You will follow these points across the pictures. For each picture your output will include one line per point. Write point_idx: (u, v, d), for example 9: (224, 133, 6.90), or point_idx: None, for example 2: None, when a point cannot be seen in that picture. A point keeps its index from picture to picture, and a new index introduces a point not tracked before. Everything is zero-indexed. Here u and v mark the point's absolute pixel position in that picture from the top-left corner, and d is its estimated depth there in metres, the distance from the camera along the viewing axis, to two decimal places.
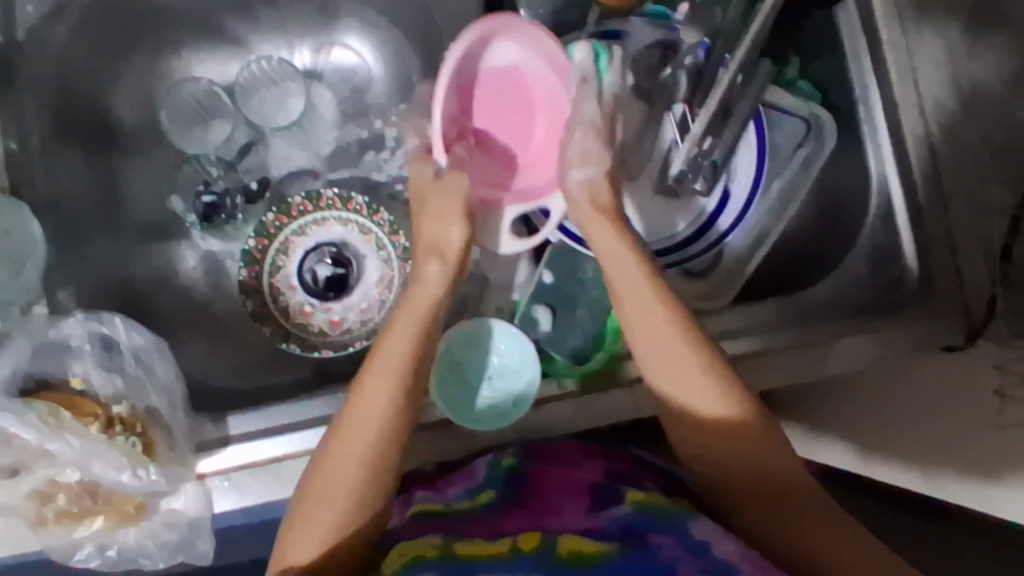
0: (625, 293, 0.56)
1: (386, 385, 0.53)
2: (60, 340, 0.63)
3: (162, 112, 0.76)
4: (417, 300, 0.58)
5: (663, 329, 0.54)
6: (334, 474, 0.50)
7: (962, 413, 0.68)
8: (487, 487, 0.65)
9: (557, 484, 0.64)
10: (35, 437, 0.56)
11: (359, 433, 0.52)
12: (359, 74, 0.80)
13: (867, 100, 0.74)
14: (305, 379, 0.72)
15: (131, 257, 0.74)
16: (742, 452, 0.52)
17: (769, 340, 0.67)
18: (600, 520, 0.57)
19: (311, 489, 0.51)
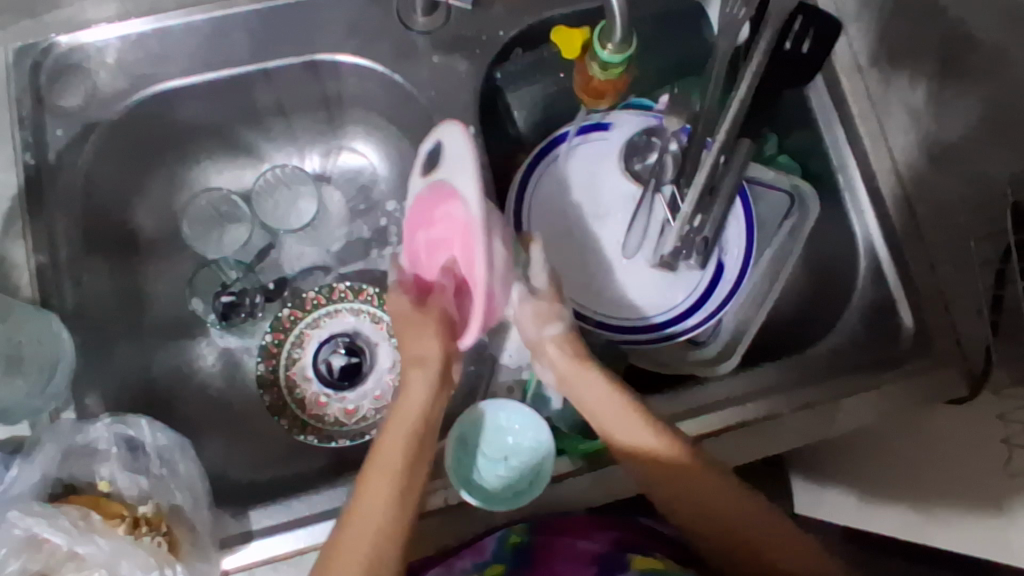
0: (594, 406, 0.63)
1: (404, 433, 0.60)
2: (87, 444, 0.64)
3: (184, 224, 0.81)
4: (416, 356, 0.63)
5: (630, 424, 0.62)
6: (365, 511, 0.56)
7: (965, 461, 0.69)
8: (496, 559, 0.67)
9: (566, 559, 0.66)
10: (66, 542, 0.57)
11: (391, 466, 0.58)
12: (365, 174, 0.86)
13: (844, 169, 0.79)
14: (325, 466, 0.74)
15: (153, 361, 0.77)
16: (699, 492, 0.60)
17: (777, 404, 0.69)
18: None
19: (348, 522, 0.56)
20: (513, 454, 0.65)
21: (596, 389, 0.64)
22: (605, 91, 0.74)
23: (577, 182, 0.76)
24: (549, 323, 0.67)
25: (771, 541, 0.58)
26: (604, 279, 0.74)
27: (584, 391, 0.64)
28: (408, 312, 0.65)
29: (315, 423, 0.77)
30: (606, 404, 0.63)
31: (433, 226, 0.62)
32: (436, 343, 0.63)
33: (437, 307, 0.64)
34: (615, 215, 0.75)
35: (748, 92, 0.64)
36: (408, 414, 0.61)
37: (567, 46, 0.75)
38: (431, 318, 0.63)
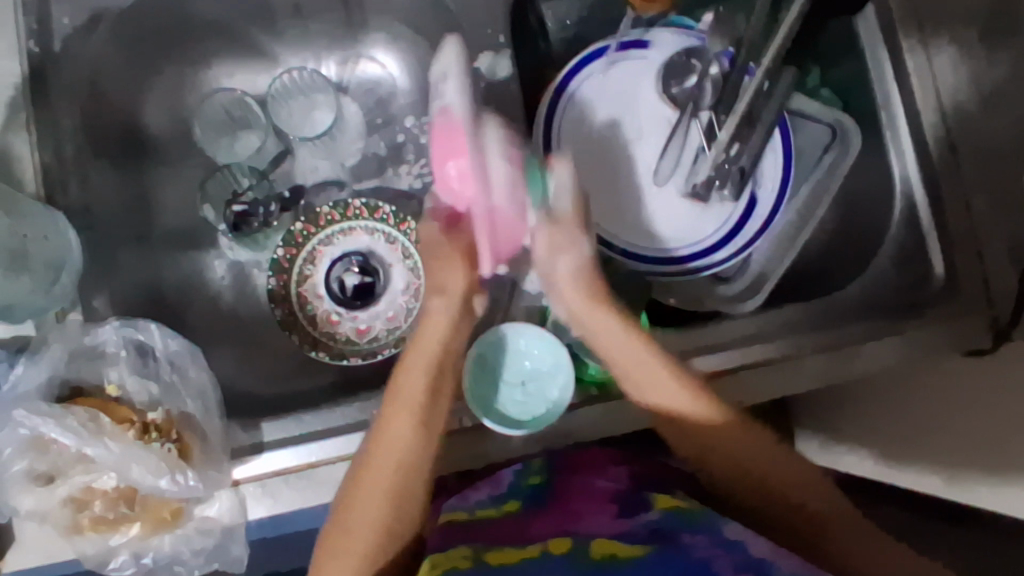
0: (625, 359, 0.60)
1: (423, 367, 0.58)
2: (96, 347, 0.63)
3: (196, 125, 0.78)
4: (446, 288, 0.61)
5: (663, 379, 0.59)
6: (388, 456, 0.55)
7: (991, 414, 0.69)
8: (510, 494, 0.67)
9: (579, 494, 0.65)
10: (75, 442, 0.56)
11: (411, 400, 0.57)
12: (383, 86, 0.81)
13: (888, 106, 0.75)
14: (335, 384, 0.73)
15: (160, 267, 0.74)
16: (744, 451, 0.57)
17: (798, 345, 0.68)
18: (628, 524, 0.58)
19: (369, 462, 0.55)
20: (532, 379, 0.64)
21: (619, 339, 0.60)
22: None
23: (611, 103, 0.72)
24: (559, 254, 0.61)
25: (824, 509, 0.54)
26: (633, 206, 0.72)
27: (614, 340, 0.60)
28: (437, 243, 0.61)
29: (326, 340, 0.75)
30: (635, 357, 0.59)
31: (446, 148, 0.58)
32: (461, 275, 0.61)
33: (465, 237, 0.61)
34: (647, 142, 0.72)
35: (796, 21, 0.61)
36: (426, 347, 0.59)
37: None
38: (458, 247, 0.61)
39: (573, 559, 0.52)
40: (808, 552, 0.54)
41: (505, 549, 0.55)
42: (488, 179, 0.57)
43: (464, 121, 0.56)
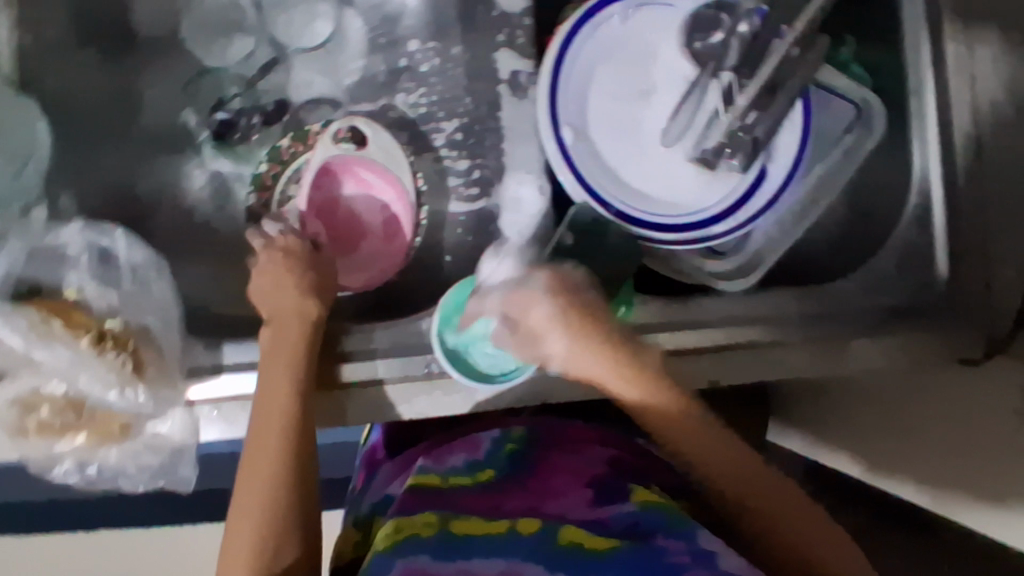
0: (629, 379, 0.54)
1: (284, 359, 0.57)
2: (55, 247, 0.61)
3: (184, 21, 0.72)
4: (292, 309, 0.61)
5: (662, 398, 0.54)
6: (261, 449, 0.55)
7: (978, 427, 0.68)
8: (487, 465, 0.63)
9: (561, 474, 0.60)
10: (23, 343, 0.55)
11: (272, 397, 0.56)
12: (392, 1, 0.75)
13: (919, 93, 0.71)
14: None
15: (136, 167, 0.70)
16: (720, 464, 0.53)
17: (785, 332, 0.66)
18: (604, 513, 0.54)
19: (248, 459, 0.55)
20: None
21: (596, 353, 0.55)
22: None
23: (626, 49, 0.68)
24: (541, 332, 0.56)
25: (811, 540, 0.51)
26: (634, 164, 0.67)
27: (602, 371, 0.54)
28: (275, 266, 0.63)
29: None
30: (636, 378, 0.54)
31: (349, 180, 0.73)
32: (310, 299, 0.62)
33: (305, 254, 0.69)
34: (660, 97, 0.68)
35: None
36: (283, 346, 0.58)
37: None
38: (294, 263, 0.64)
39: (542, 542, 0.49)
40: (771, 554, 0.51)
41: (473, 519, 0.53)
42: (374, 217, 0.73)
43: (385, 167, 0.72)
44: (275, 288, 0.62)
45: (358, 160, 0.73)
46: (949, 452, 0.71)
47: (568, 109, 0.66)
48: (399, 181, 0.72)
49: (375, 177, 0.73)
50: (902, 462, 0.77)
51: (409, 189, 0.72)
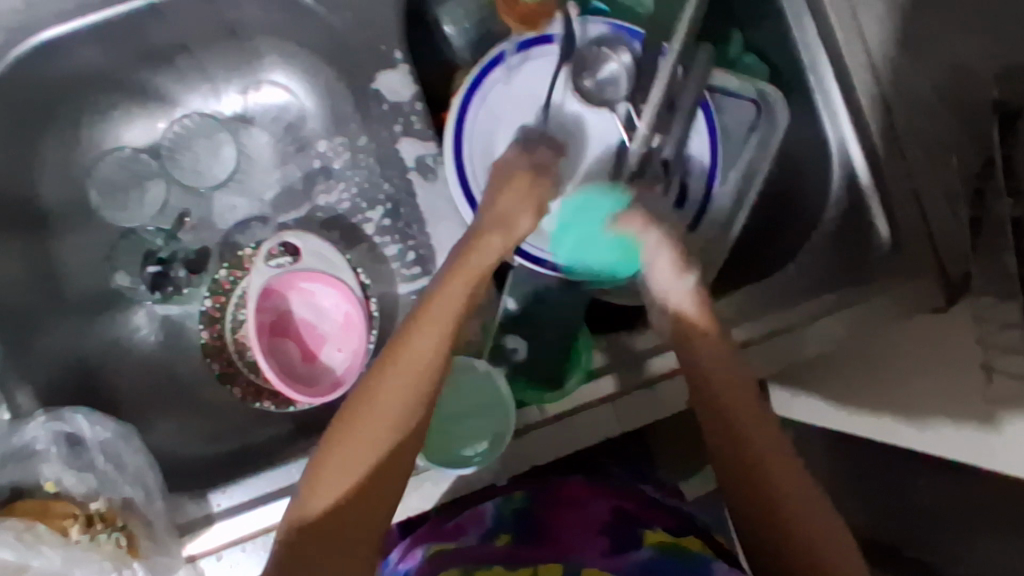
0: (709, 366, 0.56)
1: (434, 336, 0.53)
2: (24, 446, 0.61)
3: (92, 188, 0.74)
4: (454, 296, 0.55)
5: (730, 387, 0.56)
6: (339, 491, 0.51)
7: (942, 372, 0.62)
8: (500, 529, 0.65)
9: (570, 528, 0.64)
10: (15, 556, 0.55)
11: (415, 367, 0.53)
12: (291, 111, 0.77)
13: (815, 70, 0.71)
14: (287, 434, 0.71)
15: (84, 338, 0.72)
16: (756, 445, 0.55)
17: (755, 328, 0.66)
18: (619, 561, 0.58)
19: (353, 421, 0.52)
20: (472, 412, 0.62)
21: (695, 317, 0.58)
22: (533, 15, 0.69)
23: (520, 106, 0.69)
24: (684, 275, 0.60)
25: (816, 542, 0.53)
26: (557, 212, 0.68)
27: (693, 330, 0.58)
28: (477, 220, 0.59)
29: (270, 389, 0.72)
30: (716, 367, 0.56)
31: (291, 290, 0.74)
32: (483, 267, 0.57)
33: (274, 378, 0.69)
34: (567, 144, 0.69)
35: None
36: (444, 313, 0.55)
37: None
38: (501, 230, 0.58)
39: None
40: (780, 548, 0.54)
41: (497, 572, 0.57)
42: (325, 321, 0.74)
43: (323, 271, 0.73)
44: (467, 258, 0.57)
45: (296, 272, 0.73)
46: (937, 395, 0.60)
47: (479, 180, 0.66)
48: (340, 283, 0.73)
49: (315, 283, 0.73)
50: (920, 399, 0.61)
51: (354, 290, 0.72)
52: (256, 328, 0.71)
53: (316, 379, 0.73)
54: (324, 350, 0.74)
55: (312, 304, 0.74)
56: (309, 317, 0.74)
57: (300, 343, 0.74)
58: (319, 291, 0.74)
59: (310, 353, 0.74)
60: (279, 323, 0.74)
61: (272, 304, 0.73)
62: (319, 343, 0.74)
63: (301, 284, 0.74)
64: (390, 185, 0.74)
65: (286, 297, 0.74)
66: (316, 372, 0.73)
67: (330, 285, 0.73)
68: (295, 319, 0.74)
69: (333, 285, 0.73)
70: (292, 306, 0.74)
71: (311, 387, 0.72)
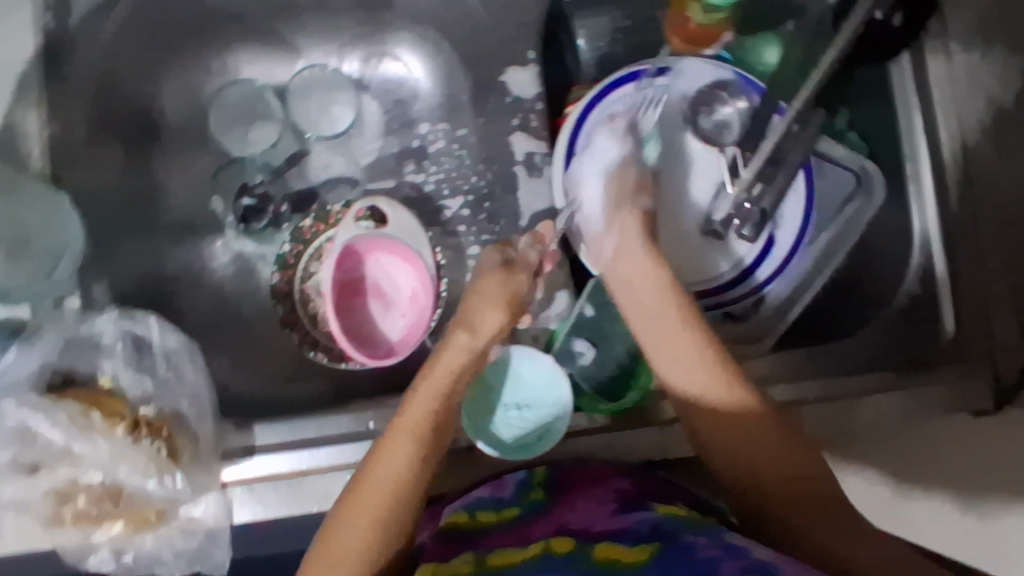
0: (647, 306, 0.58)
1: (407, 442, 0.54)
2: (91, 336, 0.62)
3: (213, 112, 0.76)
4: (449, 358, 0.58)
5: (690, 348, 0.55)
6: (361, 512, 0.51)
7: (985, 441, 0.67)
8: (512, 498, 0.62)
9: (583, 493, 0.61)
10: (64, 437, 0.56)
11: (388, 478, 0.52)
12: (406, 87, 0.79)
13: (914, 158, 0.74)
14: (326, 395, 0.72)
15: (161, 255, 0.73)
16: (753, 452, 0.52)
17: (809, 390, 0.66)
18: (626, 522, 0.56)
19: (330, 544, 0.50)
20: (529, 404, 0.64)
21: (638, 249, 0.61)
22: (703, 37, 0.72)
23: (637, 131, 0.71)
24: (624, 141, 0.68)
25: (768, 468, 0.52)
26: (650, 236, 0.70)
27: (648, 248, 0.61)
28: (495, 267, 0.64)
29: (327, 342, 0.73)
30: (656, 306, 0.57)
31: (370, 256, 0.75)
32: (496, 324, 0.61)
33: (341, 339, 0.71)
34: (671, 173, 0.70)
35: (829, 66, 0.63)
36: (413, 419, 0.55)
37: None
38: (496, 290, 0.62)
39: (572, 562, 0.51)
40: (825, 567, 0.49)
41: (506, 551, 0.55)
42: (396, 292, 0.76)
43: (404, 245, 0.74)
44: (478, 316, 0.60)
45: (378, 240, 0.74)
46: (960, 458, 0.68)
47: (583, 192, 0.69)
48: (417, 258, 0.74)
49: (393, 255, 0.75)
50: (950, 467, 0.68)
51: (428, 267, 0.74)
52: (330, 287, 0.72)
53: (379, 344, 0.74)
54: (392, 320, 0.75)
55: (385, 273, 0.76)
56: (383, 285, 0.76)
57: (369, 308, 0.76)
58: (395, 265, 0.75)
59: (378, 319, 0.76)
60: (354, 283, 0.75)
61: (354, 268, 0.75)
62: (388, 311, 0.76)
63: (381, 253, 0.75)
64: (479, 180, 0.77)
65: (362, 262, 0.75)
66: (381, 338, 0.75)
67: (409, 260, 0.75)
68: (368, 284, 0.76)
69: (412, 262, 0.75)
70: (367, 273, 0.76)
71: (374, 349, 0.74)
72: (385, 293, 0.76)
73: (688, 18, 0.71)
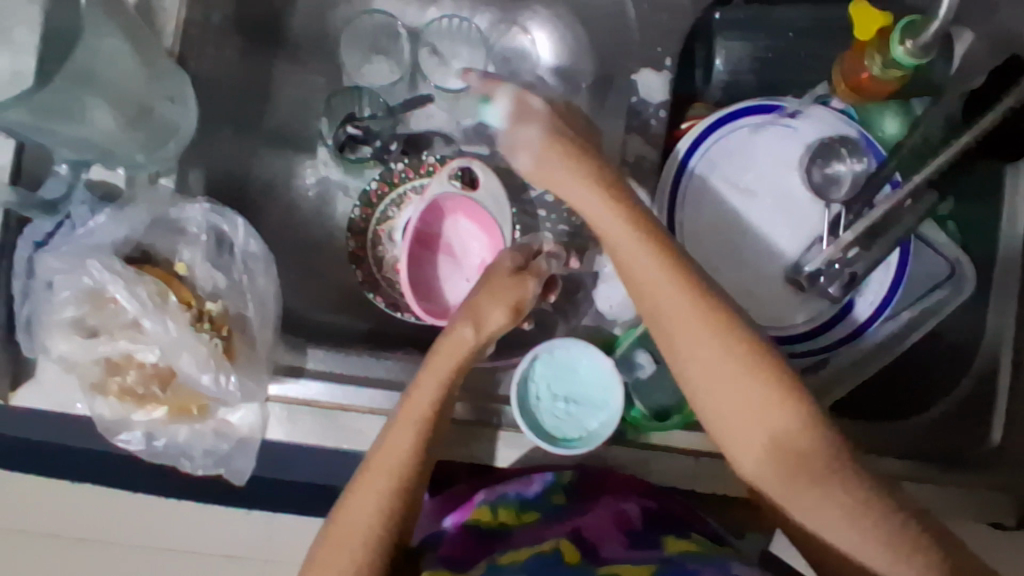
0: (660, 311, 0.51)
1: (411, 427, 0.55)
2: (179, 222, 0.62)
3: (343, 37, 0.77)
4: (454, 346, 0.58)
5: (689, 327, 0.50)
6: (365, 493, 0.53)
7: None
8: (535, 504, 0.62)
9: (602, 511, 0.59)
10: (137, 310, 0.57)
11: (392, 460, 0.54)
12: (528, 62, 0.79)
13: (1006, 262, 0.73)
14: (361, 333, 0.72)
15: (255, 159, 0.73)
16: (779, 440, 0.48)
17: None
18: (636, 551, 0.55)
19: (345, 513, 0.53)
20: (577, 401, 0.64)
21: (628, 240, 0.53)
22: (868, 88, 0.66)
23: (748, 163, 0.70)
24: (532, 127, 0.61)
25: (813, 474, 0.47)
26: (734, 268, 0.69)
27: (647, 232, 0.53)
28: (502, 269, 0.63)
29: (386, 287, 0.73)
30: (659, 287, 0.51)
31: (451, 215, 0.75)
32: (503, 317, 0.59)
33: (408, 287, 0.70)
34: (770, 213, 0.70)
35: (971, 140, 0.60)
36: (419, 403, 0.56)
37: (863, 26, 0.65)
38: (506, 287, 0.61)
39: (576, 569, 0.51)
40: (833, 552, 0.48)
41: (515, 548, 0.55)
42: (468, 257, 0.75)
43: (490, 214, 0.74)
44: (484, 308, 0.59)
45: (465, 202, 0.74)
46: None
47: (684, 208, 0.69)
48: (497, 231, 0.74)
49: (475, 221, 0.75)
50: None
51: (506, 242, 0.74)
52: (409, 232, 0.71)
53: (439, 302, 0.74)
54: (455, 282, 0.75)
55: (462, 236, 0.75)
56: (455, 246, 0.76)
57: (438, 265, 0.75)
58: (473, 231, 0.75)
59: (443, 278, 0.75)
60: (432, 235, 0.74)
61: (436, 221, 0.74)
62: (454, 272, 0.76)
63: (464, 215, 0.75)
64: None
65: (444, 218, 0.74)
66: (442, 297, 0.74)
67: (489, 230, 0.74)
68: (442, 241, 0.75)
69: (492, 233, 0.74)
70: (444, 230, 0.75)
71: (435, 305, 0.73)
72: (455, 255, 0.76)
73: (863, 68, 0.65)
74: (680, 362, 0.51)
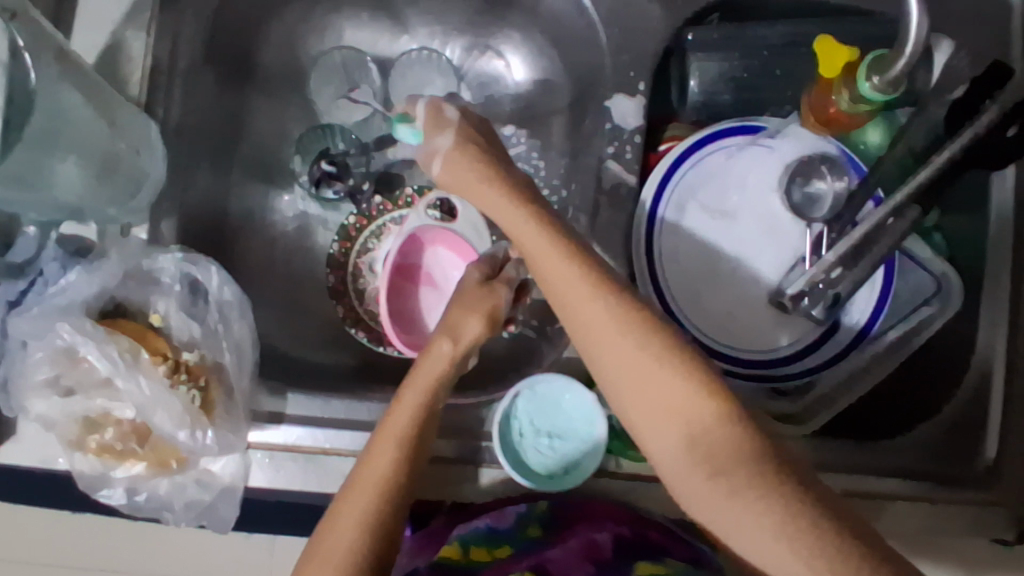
0: (577, 327, 0.48)
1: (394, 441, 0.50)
2: (151, 272, 0.62)
3: (315, 73, 0.77)
4: (433, 363, 0.56)
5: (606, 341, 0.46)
6: (348, 510, 0.47)
7: None
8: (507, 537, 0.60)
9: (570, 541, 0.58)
10: (109, 369, 0.56)
11: (374, 476, 0.49)
12: (501, 86, 0.79)
13: (997, 270, 0.71)
14: (350, 370, 0.71)
15: (230, 198, 0.72)
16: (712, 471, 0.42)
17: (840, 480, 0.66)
18: None
19: (319, 549, 0.46)
20: (560, 435, 0.63)
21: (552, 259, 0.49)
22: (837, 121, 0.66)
23: (727, 185, 0.70)
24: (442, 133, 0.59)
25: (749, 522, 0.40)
26: (715, 292, 0.69)
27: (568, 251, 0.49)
28: (469, 285, 0.62)
29: (369, 321, 0.73)
30: (580, 303, 0.47)
31: (432, 246, 0.73)
32: (477, 327, 0.58)
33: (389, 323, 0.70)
34: (751, 235, 0.69)
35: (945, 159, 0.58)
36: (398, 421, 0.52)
37: (826, 61, 0.62)
38: (475, 301, 0.60)
39: None
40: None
41: None
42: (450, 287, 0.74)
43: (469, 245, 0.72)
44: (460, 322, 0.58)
45: (444, 233, 0.73)
46: None
47: (663, 234, 0.69)
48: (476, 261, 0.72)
49: (456, 251, 0.73)
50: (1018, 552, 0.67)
51: None
52: (387, 269, 0.71)
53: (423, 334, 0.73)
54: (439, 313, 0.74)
55: (444, 266, 0.74)
56: (438, 277, 0.74)
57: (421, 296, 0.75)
58: (455, 261, 0.74)
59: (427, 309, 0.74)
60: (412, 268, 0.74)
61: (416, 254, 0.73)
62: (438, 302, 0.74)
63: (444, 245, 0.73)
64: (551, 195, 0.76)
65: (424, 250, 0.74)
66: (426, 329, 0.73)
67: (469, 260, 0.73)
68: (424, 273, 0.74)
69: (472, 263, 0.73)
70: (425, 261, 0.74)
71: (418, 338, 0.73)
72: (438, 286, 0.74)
73: (832, 102, 0.65)
74: (607, 377, 0.47)
